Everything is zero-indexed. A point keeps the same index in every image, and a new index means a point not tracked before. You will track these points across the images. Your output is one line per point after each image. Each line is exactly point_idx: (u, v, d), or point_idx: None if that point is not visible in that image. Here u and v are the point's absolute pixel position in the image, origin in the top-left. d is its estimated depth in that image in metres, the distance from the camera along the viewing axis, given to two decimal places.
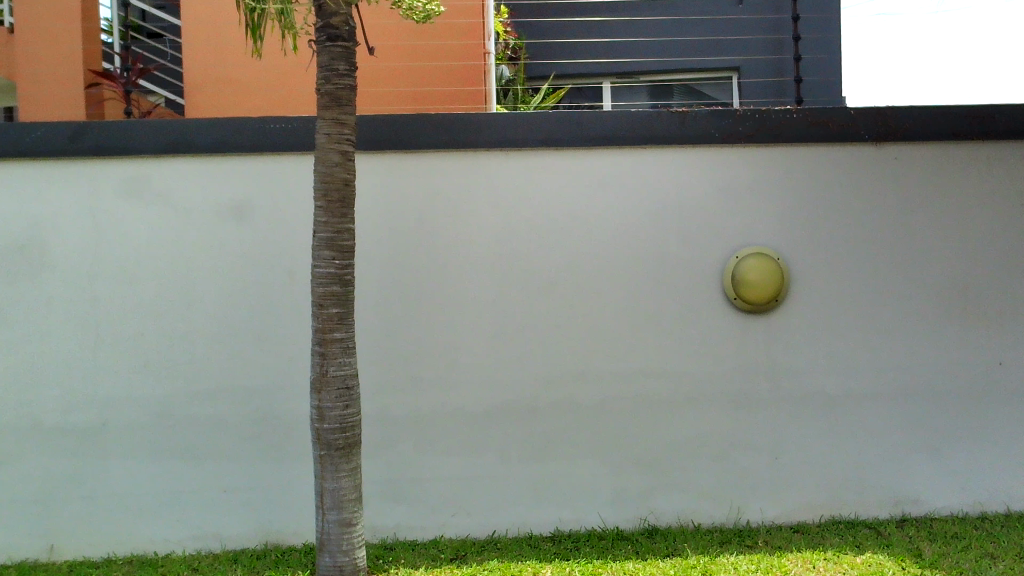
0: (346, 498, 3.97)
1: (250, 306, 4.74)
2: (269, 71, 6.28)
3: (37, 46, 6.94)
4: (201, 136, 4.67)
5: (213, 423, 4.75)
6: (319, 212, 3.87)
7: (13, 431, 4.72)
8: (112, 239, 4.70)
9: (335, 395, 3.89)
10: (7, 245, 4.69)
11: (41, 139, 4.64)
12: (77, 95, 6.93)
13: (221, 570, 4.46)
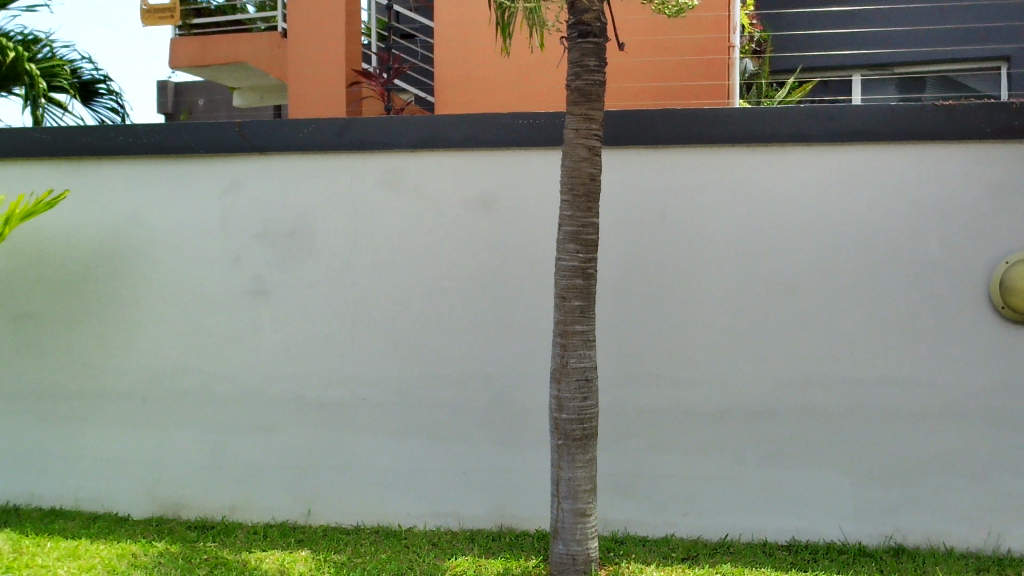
0: (581, 488, 4.02)
1: (494, 295, 4.91)
2: (515, 69, 6.46)
3: (307, 49, 7.53)
4: (454, 131, 4.88)
5: (455, 406, 4.96)
6: (565, 205, 3.94)
7: (279, 402, 5.16)
8: (370, 228, 5.02)
9: (574, 385, 3.95)
10: (281, 231, 5.13)
11: (312, 134, 5.02)
12: (340, 94, 7.45)
13: (459, 547, 4.66)
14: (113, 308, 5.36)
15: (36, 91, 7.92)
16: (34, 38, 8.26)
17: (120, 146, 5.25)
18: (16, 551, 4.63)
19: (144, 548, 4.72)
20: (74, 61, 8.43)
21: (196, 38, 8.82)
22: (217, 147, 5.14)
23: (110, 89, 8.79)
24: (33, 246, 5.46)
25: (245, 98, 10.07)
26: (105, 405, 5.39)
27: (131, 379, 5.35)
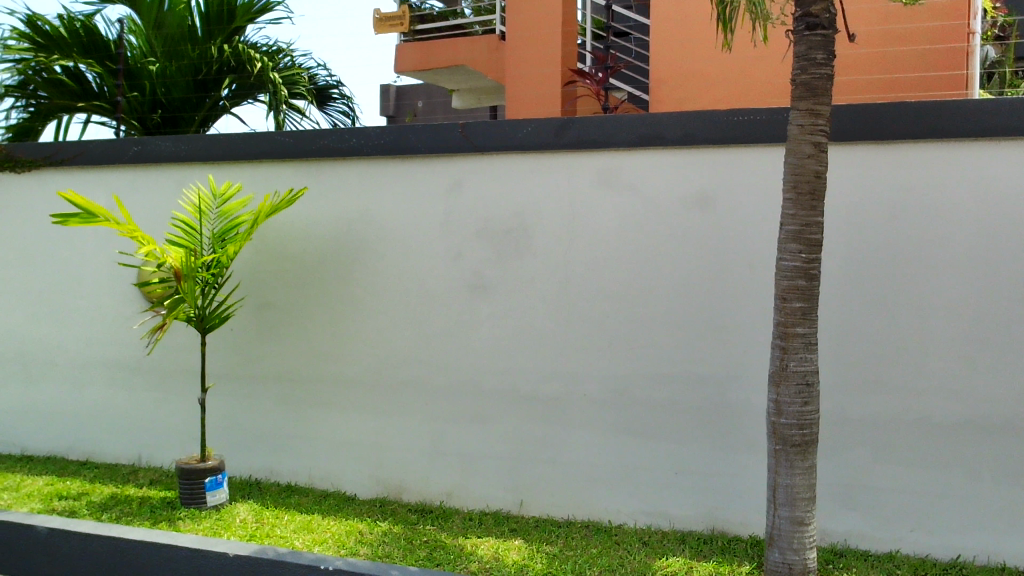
0: (800, 496, 3.89)
1: (710, 295, 4.84)
2: (733, 64, 6.34)
3: (524, 51, 7.72)
4: (672, 129, 4.85)
5: (667, 406, 4.93)
6: (788, 204, 3.82)
7: (495, 394, 5.32)
8: (586, 225, 5.08)
9: (794, 390, 3.83)
10: (499, 229, 5.28)
11: (532, 134, 5.15)
12: (556, 94, 7.58)
13: (669, 548, 4.63)
14: (344, 300, 5.72)
15: (279, 98, 8.57)
16: (277, 49, 8.93)
17: (354, 148, 5.60)
18: (258, 521, 5.04)
19: (370, 526, 5.01)
20: (312, 69, 9.05)
21: (420, 43, 9.23)
22: (441, 147, 5.37)
23: (343, 93, 9.36)
24: (276, 242, 5.91)
25: (464, 100, 10.41)
26: (336, 390, 5.76)
27: (359, 366, 5.68)
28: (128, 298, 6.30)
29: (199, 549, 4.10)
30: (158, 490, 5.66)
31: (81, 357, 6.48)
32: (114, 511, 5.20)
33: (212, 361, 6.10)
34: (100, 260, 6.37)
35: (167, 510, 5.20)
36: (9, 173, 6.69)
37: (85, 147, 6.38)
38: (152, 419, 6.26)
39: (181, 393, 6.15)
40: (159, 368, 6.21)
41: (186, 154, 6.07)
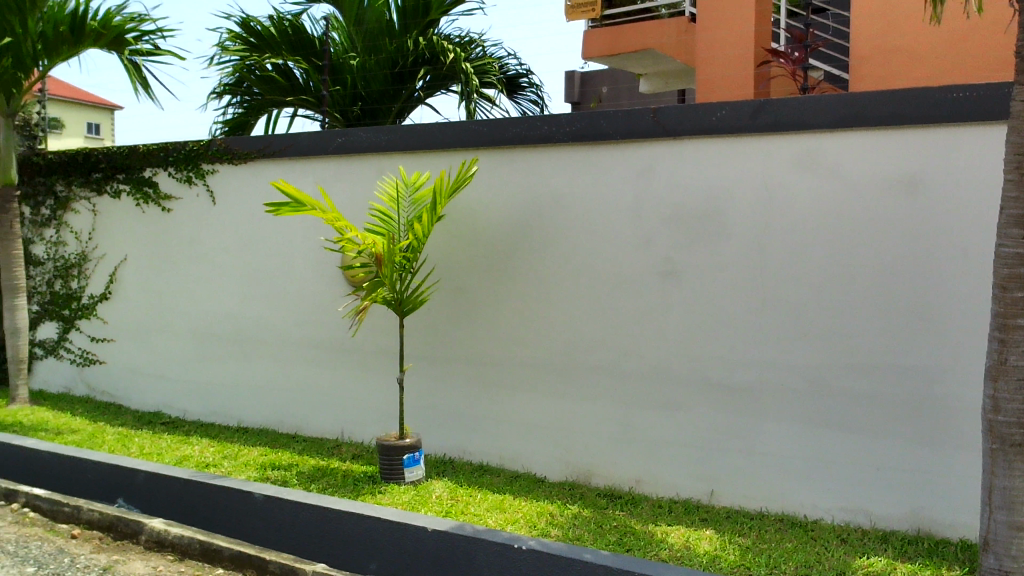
0: (1019, 499, 3.63)
1: (918, 283, 4.59)
2: (945, 37, 5.95)
3: (717, 32, 7.54)
4: (878, 108, 4.61)
5: (870, 399, 4.72)
6: (1010, 185, 3.56)
7: (686, 381, 5.26)
8: (783, 210, 4.92)
9: (1014, 385, 3.58)
10: (692, 214, 5.20)
11: (726, 117, 5.03)
12: (749, 76, 7.36)
13: (871, 547, 4.44)
14: (534, 285, 5.80)
15: (471, 87, 8.74)
16: (469, 40, 9.14)
17: (545, 135, 5.67)
18: (453, 498, 5.22)
19: (560, 509, 5.08)
20: (502, 58, 9.20)
21: (608, 29, 9.19)
22: (633, 133, 5.35)
23: (532, 82, 9.47)
24: (469, 228, 6.07)
25: (652, 83, 10.28)
26: (526, 374, 5.86)
27: (550, 350, 5.76)
28: (332, 282, 6.66)
29: (401, 522, 4.30)
30: (360, 464, 5.96)
31: (290, 337, 6.91)
32: (320, 482, 5.52)
33: (409, 343, 6.36)
34: (308, 246, 6.77)
35: (369, 484, 5.47)
36: (228, 166, 7.22)
37: (294, 140, 6.79)
38: (354, 397, 6.59)
39: (380, 373, 6.45)
40: (360, 348, 6.53)
41: (385, 145, 6.33)
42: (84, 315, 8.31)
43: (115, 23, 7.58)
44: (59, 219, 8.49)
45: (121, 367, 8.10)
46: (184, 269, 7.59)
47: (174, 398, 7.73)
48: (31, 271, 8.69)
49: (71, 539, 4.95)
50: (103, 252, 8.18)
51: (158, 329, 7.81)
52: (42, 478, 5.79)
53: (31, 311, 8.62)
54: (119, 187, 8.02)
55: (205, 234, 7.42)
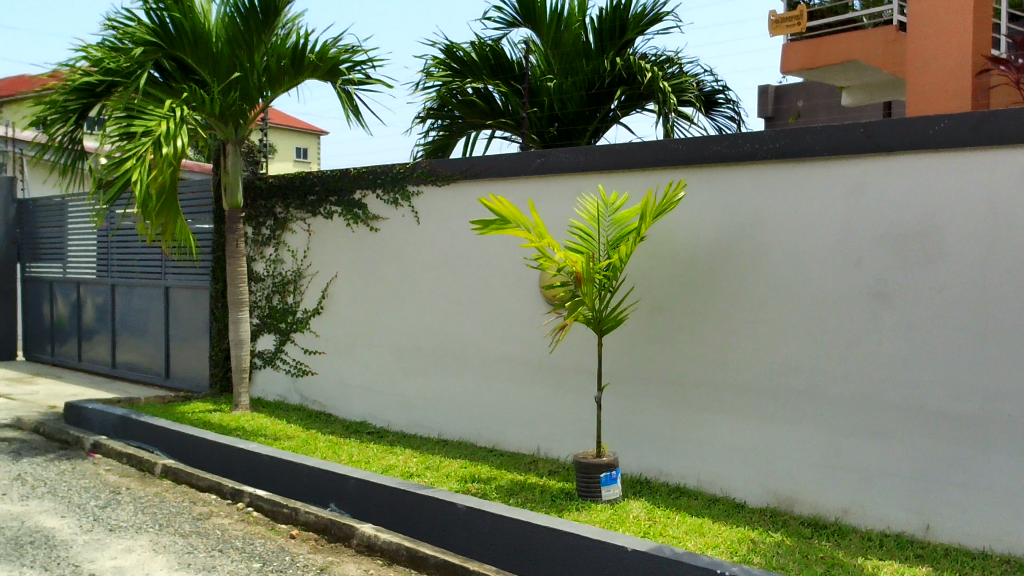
0: None
1: None
2: None
3: (930, 41, 7.16)
4: None
5: None
6: None
7: (899, 409, 5.00)
8: (1009, 229, 4.60)
9: None
10: (906, 233, 4.96)
11: (944, 131, 4.77)
12: (966, 86, 6.95)
13: None
14: (735, 305, 5.69)
15: (668, 106, 8.71)
16: (666, 59, 9.11)
17: (747, 153, 5.58)
18: (650, 519, 5.19)
19: (761, 536, 4.95)
20: (699, 75, 9.12)
21: (810, 41, 8.92)
22: (841, 149, 5.17)
23: (728, 98, 9.32)
24: (667, 247, 6.04)
25: (854, 97, 9.92)
26: (725, 395, 5.76)
27: (750, 373, 5.63)
28: (531, 300, 6.80)
29: (600, 540, 4.32)
30: (557, 480, 6.03)
31: (489, 353, 7.11)
32: (519, 496, 5.63)
33: (607, 362, 6.39)
34: (507, 264, 6.94)
35: (566, 500, 5.53)
36: (432, 187, 7.53)
37: (495, 162, 7.00)
38: (551, 413, 6.69)
39: (577, 390, 6.52)
40: (558, 366, 6.63)
41: (584, 164, 6.41)
42: (298, 329, 8.87)
43: (332, 55, 8.00)
44: (277, 238, 9.10)
45: (331, 378, 8.58)
46: (390, 285, 7.96)
47: (378, 409, 8.10)
48: (252, 286, 9.37)
49: (290, 539, 5.28)
50: (316, 270, 8.71)
51: (365, 343, 8.22)
52: (264, 480, 6.19)
53: (252, 323, 9.29)
54: (331, 209, 8.50)
55: (410, 253, 7.76)
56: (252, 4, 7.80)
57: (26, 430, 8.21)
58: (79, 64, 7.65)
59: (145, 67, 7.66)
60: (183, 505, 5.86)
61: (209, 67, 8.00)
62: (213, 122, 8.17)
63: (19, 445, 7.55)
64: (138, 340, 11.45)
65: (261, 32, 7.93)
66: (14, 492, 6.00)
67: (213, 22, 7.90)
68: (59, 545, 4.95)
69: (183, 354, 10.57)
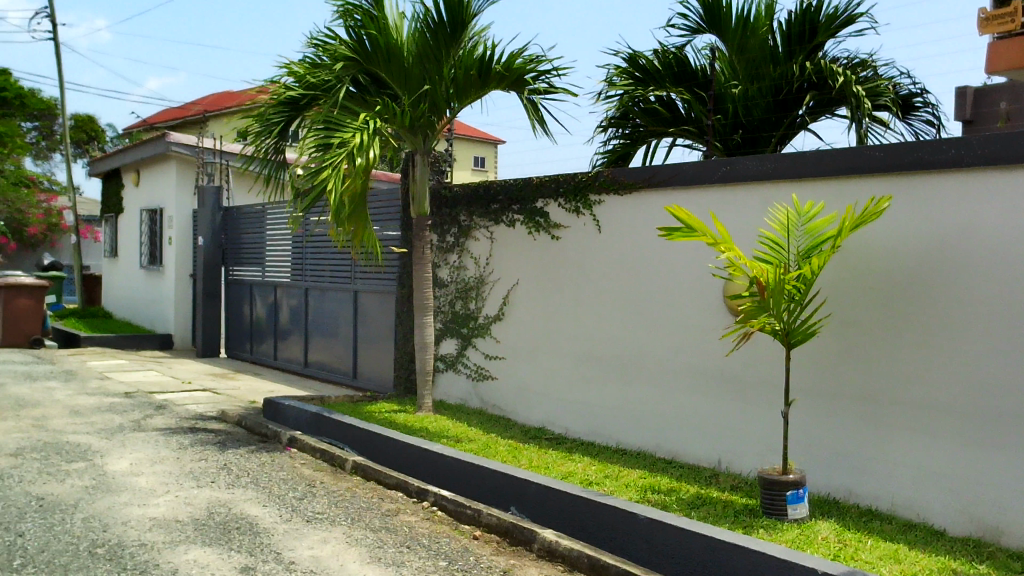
0: None
1: None
2: None
3: None
4: None
5: None
6: None
7: None
8: None
9: None
10: None
11: None
12: None
13: None
14: (936, 320, 5.39)
15: (862, 111, 8.32)
16: (859, 62, 8.75)
17: (951, 159, 5.27)
18: (841, 542, 4.98)
19: (964, 567, 4.65)
20: (895, 78, 8.69)
21: (1019, 40, 8.32)
22: None
23: (927, 102, 8.84)
24: (861, 258, 5.79)
25: None
26: (923, 415, 5.46)
27: (952, 392, 5.31)
28: (714, 311, 6.68)
29: (788, 560, 4.18)
30: (740, 496, 5.89)
31: (669, 364, 7.04)
32: (701, 510, 5.54)
33: (794, 377, 6.19)
34: (690, 274, 6.86)
35: (750, 517, 5.38)
36: (614, 196, 7.54)
37: (679, 170, 6.94)
38: (734, 427, 6.54)
39: (762, 404, 6.34)
40: (741, 379, 6.48)
41: (772, 172, 6.25)
42: (480, 334, 9.07)
43: (517, 66, 8.15)
44: (461, 245, 9.34)
45: (511, 383, 8.73)
46: (570, 293, 8.02)
47: (557, 416, 8.17)
48: (437, 292, 9.67)
49: (474, 540, 5.41)
50: (498, 277, 8.88)
51: (545, 350, 8.31)
52: (447, 481, 6.36)
53: (436, 328, 9.58)
54: (514, 217, 8.66)
55: (590, 261, 7.79)
56: (441, 19, 8.06)
57: (230, 422, 8.80)
58: (284, 80, 8.16)
59: (343, 82, 8.10)
60: (373, 501, 6.11)
61: (401, 82, 8.33)
62: (403, 133, 8.51)
63: (224, 436, 8.10)
64: (328, 341, 12.04)
65: (449, 45, 8.19)
66: (221, 480, 6.44)
67: (405, 38, 8.22)
68: (262, 532, 5.27)
69: (370, 356, 11.03)
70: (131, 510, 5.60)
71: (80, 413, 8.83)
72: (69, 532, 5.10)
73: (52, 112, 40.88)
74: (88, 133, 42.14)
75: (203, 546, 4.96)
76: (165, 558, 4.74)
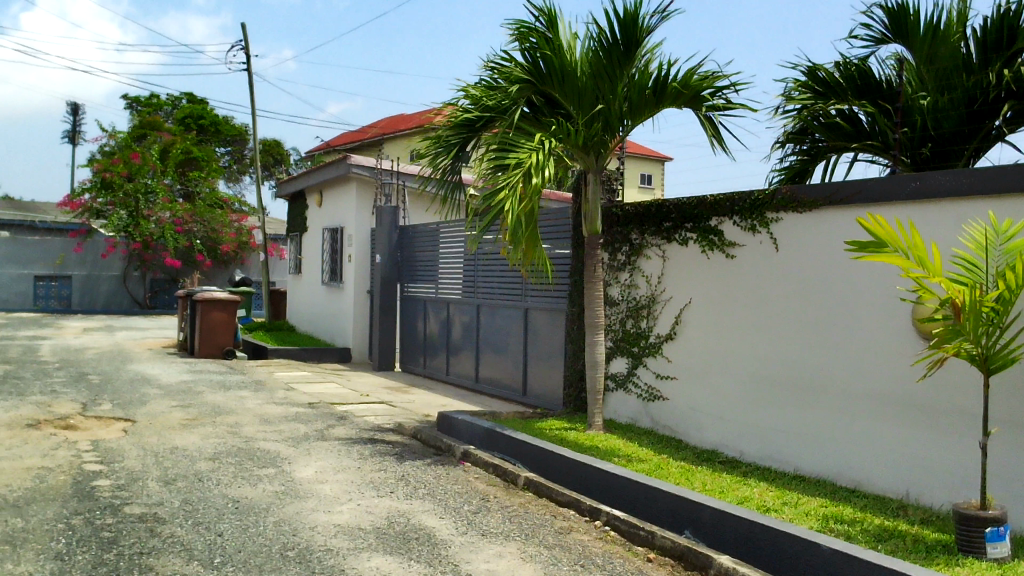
0: None
1: None
2: None
3: None
4: None
5: None
6: None
7: None
8: None
9: None
10: None
11: None
12: None
13: None
14: None
15: None
16: None
17: None
18: None
19: None
20: None
21: None
22: None
23: None
24: None
25: None
26: None
27: None
28: (902, 335, 6.36)
29: None
30: (932, 530, 5.56)
31: (852, 388, 6.75)
32: (889, 543, 5.27)
33: (992, 405, 5.80)
34: (876, 294, 6.56)
35: (944, 554, 5.07)
36: (793, 214, 7.32)
37: (863, 186, 6.67)
38: (924, 456, 6.19)
39: (956, 433, 5.97)
40: (932, 406, 6.13)
41: (967, 188, 5.90)
42: (651, 353, 8.99)
43: (694, 81, 8.06)
44: (633, 264, 9.30)
45: (682, 404, 8.61)
46: (745, 313, 7.84)
47: (730, 438, 7.98)
48: (608, 310, 9.66)
49: (648, 562, 5.35)
50: (669, 295, 8.78)
51: (718, 371, 8.15)
52: (619, 500, 6.31)
53: (606, 346, 9.57)
54: (687, 236, 8.55)
55: (767, 280, 7.59)
56: (615, 38, 8.08)
57: (407, 435, 9.08)
58: (461, 103, 8.41)
59: (518, 103, 8.26)
60: (546, 518, 6.15)
61: (575, 101, 8.40)
62: (576, 152, 8.55)
63: (402, 448, 8.37)
64: (498, 357, 12.25)
65: (623, 64, 8.18)
66: (400, 491, 6.65)
67: (578, 58, 8.29)
68: (441, 543, 5.41)
69: (540, 373, 11.14)
70: (318, 516, 5.87)
71: (270, 421, 9.34)
72: (263, 534, 5.40)
73: (243, 137, 43.80)
74: (275, 157, 44.87)
75: (385, 554, 5.13)
76: (350, 564, 4.93)
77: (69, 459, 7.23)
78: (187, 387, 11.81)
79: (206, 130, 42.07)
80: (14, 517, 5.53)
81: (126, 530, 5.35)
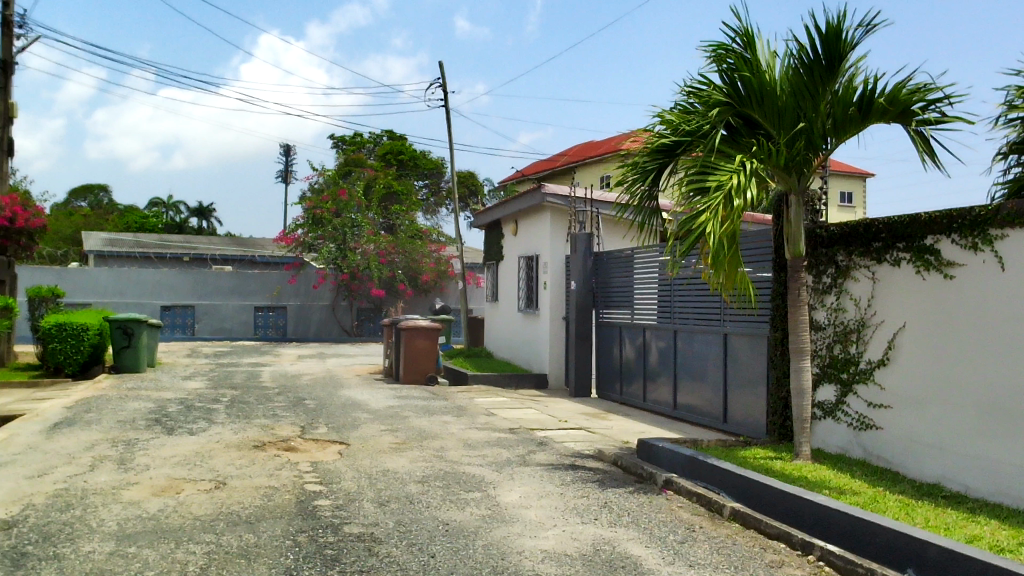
0: None
1: None
2: None
3: None
4: None
5: None
6: None
7: None
8: None
9: None
10: None
11: None
12: None
13: None
14: None
15: None
16: None
17: None
18: None
19: None
20: None
21: None
22: None
23: None
24: None
25: None
26: None
27: None
28: None
29: None
30: None
31: None
32: None
33: None
34: None
35: None
36: (1020, 229, 6.81)
37: None
38: None
39: None
40: None
41: None
42: (863, 380, 8.57)
43: (903, 96, 7.65)
44: (840, 286, 8.92)
45: (898, 434, 8.13)
46: (967, 337, 7.33)
47: (954, 472, 7.45)
48: (814, 335, 9.29)
49: None
50: (882, 319, 8.35)
51: (938, 399, 7.65)
52: (833, 534, 6.02)
53: (813, 372, 9.20)
54: (899, 256, 8.12)
55: (992, 301, 7.08)
56: (817, 54, 7.86)
57: (607, 462, 9.07)
58: (657, 129, 8.35)
59: (717, 127, 8.10)
60: (756, 551, 5.97)
61: (776, 121, 8.18)
62: (777, 173, 8.28)
63: (603, 475, 8.37)
64: (697, 384, 12.04)
65: (826, 80, 7.94)
66: (604, 518, 6.64)
67: (778, 77, 8.09)
68: (648, 573, 5.35)
69: (741, 400, 10.86)
70: (524, 541, 5.96)
71: (473, 446, 9.59)
72: (473, 557, 5.54)
73: (440, 170, 45.53)
74: (470, 188, 46.33)
75: None
76: None
77: (293, 479, 7.70)
78: (395, 412, 12.33)
79: (406, 164, 44.02)
80: (248, 533, 5.95)
81: (347, 549, 5.64)
